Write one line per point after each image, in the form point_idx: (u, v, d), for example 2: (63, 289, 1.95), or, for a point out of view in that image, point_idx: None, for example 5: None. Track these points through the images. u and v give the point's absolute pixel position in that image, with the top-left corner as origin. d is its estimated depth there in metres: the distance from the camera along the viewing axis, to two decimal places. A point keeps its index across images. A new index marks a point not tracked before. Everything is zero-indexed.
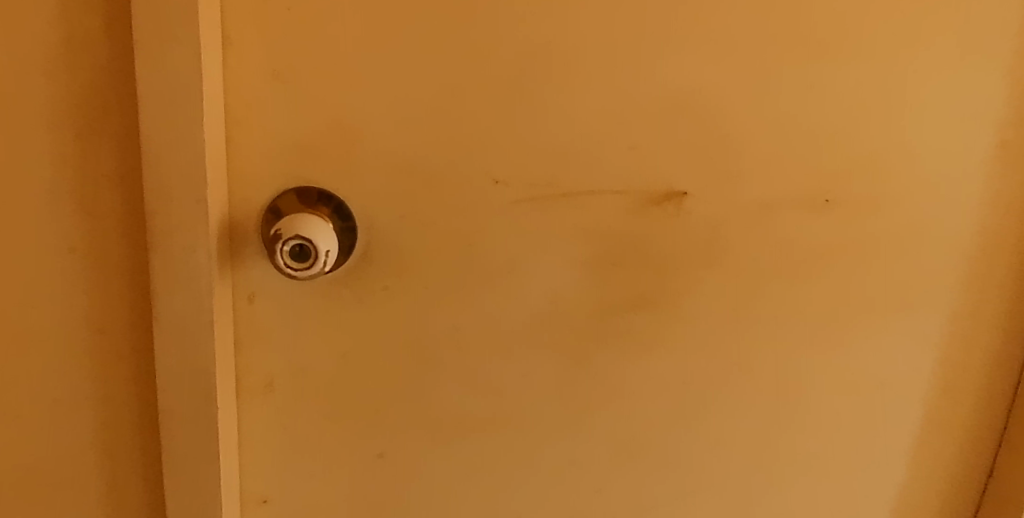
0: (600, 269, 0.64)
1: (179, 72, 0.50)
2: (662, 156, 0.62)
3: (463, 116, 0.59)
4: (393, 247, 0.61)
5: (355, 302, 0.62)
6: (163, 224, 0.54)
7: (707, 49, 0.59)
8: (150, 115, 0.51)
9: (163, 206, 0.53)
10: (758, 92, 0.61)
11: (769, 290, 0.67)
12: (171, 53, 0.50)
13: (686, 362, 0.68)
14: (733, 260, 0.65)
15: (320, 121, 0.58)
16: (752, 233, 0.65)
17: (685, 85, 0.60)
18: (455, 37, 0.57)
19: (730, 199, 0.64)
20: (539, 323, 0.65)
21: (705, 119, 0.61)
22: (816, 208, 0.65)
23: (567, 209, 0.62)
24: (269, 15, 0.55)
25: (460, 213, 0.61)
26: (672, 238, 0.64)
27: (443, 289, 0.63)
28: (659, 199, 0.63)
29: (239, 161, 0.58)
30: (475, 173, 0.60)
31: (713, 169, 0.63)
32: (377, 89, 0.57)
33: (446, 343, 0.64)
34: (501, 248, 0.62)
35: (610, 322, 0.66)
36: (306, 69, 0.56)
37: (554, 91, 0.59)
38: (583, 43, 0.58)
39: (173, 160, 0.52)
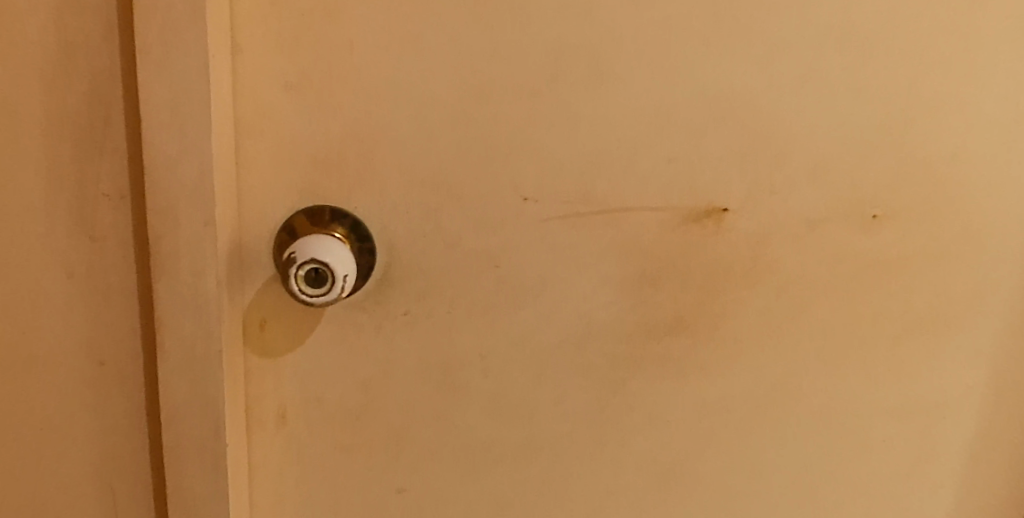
0: (635, 291, 0.60)
1: (185, 84, 0.47)
2: (702, 169, 0.57)
3: (489, 128, 0.55)
4: (414, 269, 0.57)
5: (374, 328, 0.58)
6: (168, 248, 0.50)
7: (749, 52, 0.55)
8: (154, 131, 0.48)
9: (167, 229, 0.50)
10: (803, 99, 0.56)
11: (815, 312, 0.62)
12: (178, 63, 0.46)
13: (727, 389, 0.63)
14: (777, 280, 0.61)
15: (337, 135, 0.54)
16: (798, 251, 0.60)
17: (725, 92, 0.56)
18: (480, 41, 0.53)
19: (774, 214, 0.59)
20: (570, 348, 0.60)
21: (748, 129, 0.57)
22: (865, 225, 0.60)
23: (599, 227, 0.58)
24: (281, 21, 0.51)
25: (486, 232, 0.57)
26: (711, 257, 0.60)
27: (468, 313, 0.58)
28: (698, 215, 0.58)
29: (249, 179, 0.54)
30: (502, 189, 0.56)
31: (755, 182, 0.58)
32: (398, 99, 0.53)
33: (471, 371, 0.60)
34: (530, 269, 0.58)
35: (645, 346, 0.61)
36: (322, 78, 0.52)
37: (587, 99, 0.55)
38: (617, 48, 0.54)
39: (178, 178, 0.48)
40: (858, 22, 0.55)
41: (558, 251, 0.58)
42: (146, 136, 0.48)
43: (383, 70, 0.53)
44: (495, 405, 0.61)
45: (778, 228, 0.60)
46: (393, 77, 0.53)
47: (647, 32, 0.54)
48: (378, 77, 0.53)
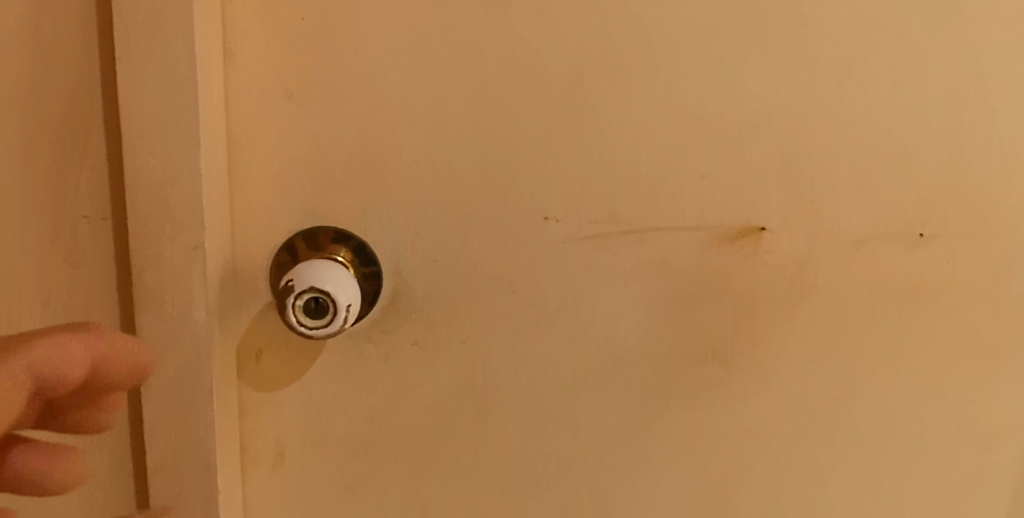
0: (664, 317, 0.55)
1: (170, 93, 0.42)
2: (739, 184, 0.52)
3: (506, 141, 0.50)
4: (424, 296, 0.52)
5: (381, 359, 0.53)
6: (152, 274, 0.45)
7: (791, 56, 0.50)
8: (136, 147, 0.43)
9: (151, 253, 0.45)
10: (849, 108, 0.51)
11: (860, 340, 0.57)
12: (163, 71, 0.42)
13: (762, 422, 0.58)
14: (818, 305, 0.56)
15: (340, 149, 0.49)
16: (841, 274, 0.55)
17: (764, 101, 0.51)
18: (496, 45, 0.48)
19: (815, 234, 0.54)
20: (593, 380, 0.55)
21: (788, 142, 0.52)
22: (914, 245, 0.55)
23: (626, 248, 0.53)
24: (278, 24, 0.47)
25: (503, 254, 0.52)
26: (747, 281, 0.55)
27: (483, 342, 0.54)
28: (734, 234, 0.53)
29: (244, 198, 0.50)
30: (520, 207, 0.51)
31: (795, 198, 0.53)
32: (407, 110, 0.49)
33: (486, 404, 0.55)
34: (550, 295, 0.53)
35: (675, 377, 0.56)
36: (324, 87, 0.48)
37: (613, 109, 0.50)
38: (647, 52, 0.49)
39: (164, 198, 0.44)
40: (911, 24, 0.50)
41: (582, 274, 0.53)
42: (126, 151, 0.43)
43: (390, 77, 0.48)
44: (511, 440, 0.56)
45: (821, 249, 0.55)
46: (402, 85, 0.48)
47: (678, 35, 0.49)
48: (386, 85, 0.48)
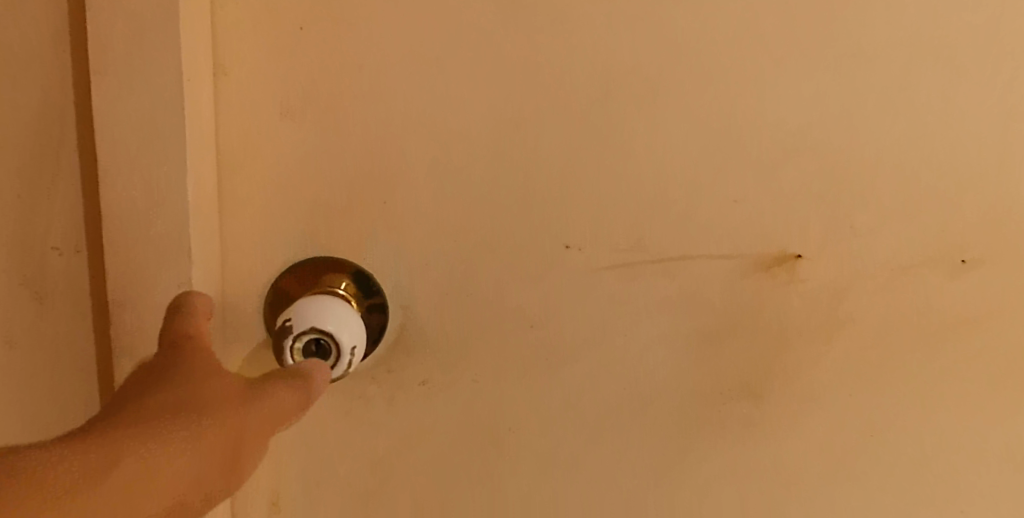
0: (693, 352, 0.51)
1: (152, 113, 0.38)
2: (775, 209, 0.48)
3: (525, 164, 0.46)
4: (435, 332, 0.48)
5: (387, 399, 0.49)
6: (133, 314, 0.42)
7: (833, 72, 0.46)
8: (115, 174, 0.39)
9: (133, 291, 0.41)
10: (894, 129, 0.47)
11: (900, 376, 0.53)
12: (143, 89, 0.37)
13: (795, 460, 0.54)
14: (857, 338, 0.52)
15: (343, 173, 0.45)
16: (881, 303, 0.51)
17: (802, 119, 0.47)
18: (515, 58, 0.44)
19: (853, 261, 0.50)
20: (615, 420, 0.51)
21: (827, 164, 0.48)
22: (952, 272, 0.50)
23: (655, 279, 0.49)
24: (275, 35, 0.42)
25: (520, 286, 0.48)
26: (781, 313, 0.51)
27: (498, 381, 0.50)
28: (768, 261, 0.49)
29: (235, 227, 0.45)
30: (539, 235, 0.47)
31: (836, 222, 0.49)
32: (417, 128, 0.44)
33: (501, 447, 0.51)
34: (572, 330, 0.49)
35: (703, 416, 0.52)
36: (325, 103, 0.44)
37: (640, 127, 0.46)
38: (678, 67, 0.45)
39: (146, 231, 0.40)
40: (965, 38, 0.46)
41: (606, 308, 0.49)
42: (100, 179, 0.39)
43: (398, 94, 0.44)
44: (526, 484, 0.53)
45: (862, 278, 0.50)
46: (410, 102, 0.44)
47: (711, 48, 0.45)
48: (394, 101, 0.44)
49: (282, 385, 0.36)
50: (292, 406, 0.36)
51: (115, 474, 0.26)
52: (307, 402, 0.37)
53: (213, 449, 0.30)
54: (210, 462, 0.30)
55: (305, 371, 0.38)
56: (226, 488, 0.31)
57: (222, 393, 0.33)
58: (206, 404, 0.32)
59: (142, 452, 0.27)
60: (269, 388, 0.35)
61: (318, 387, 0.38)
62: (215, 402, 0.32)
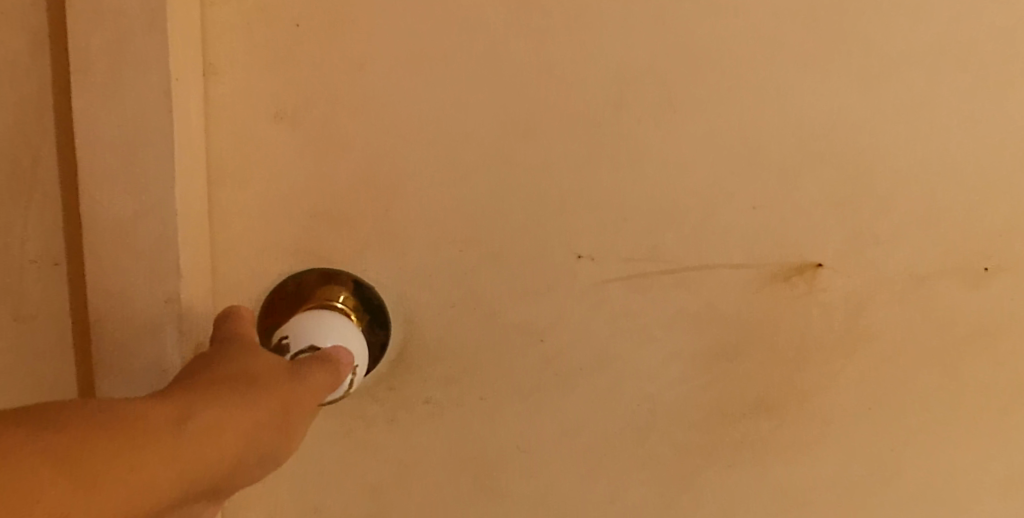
0: (708, 366, 0.48)
1: (137, 119, 0.35)
2: (796, 216, 0.46)
3: (534, 170, 0.43)
4: (439, 348, 0.46)
5: (387, 419, 0.47)
6: (116, 336, 0.39)
7: (861, 71, 0.43)
8: (97, 184, 0.36)
9: (117, 313, 0.38)
10: (920, 132, 0.44)
11: (925, 391, 0.50)
12: (127, 93, 0.35)
13: (814, 477, 0.52)
14: (879, 351, 0.49)
15: (342, 180, 0.42)
16: (900, 310, 0.48)
17: (823, 121, 0.44)
18: (524, 58, 0.41)
19: (873, 269, 0.47)
20: (627, 437, 0.49)
21: (849, 167, 0.45)
22: (971, 280, 0.48)
23: (669, 290, 0.46)
24: (270, 32, 0.40)
25: (529, 299, 0.45)
26: (801, 325, 0.48)
27: (505, 399, 0.47)
28: (787, 271, 0.47)
29: (226, 237, 0.43)
30: (550, 245, 0.45)
31: (859, 229, 0.46)
32: (420, 132, 0.42)
33: (508, 468, 0.49)
34: (583, 344, 0.47)
35: (719, 432, 0.50)
36: (323, 106, 0.41)
37: (656, 130, 0.43)
38: (696, 67, 0.42)
39: (132, 245, 0.37)
40: (1002, 34, 0.42)
41: (618, 321, 0.46)
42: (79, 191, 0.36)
43: (399, 96, 0.41)
44: (534, 503, 0.50)
45: (884, 288, 0.48)
46: (412, 105, 0.41)
47: (731, 46, 0.42)
48: (395, 103, 0.41)
49: (316, 363, 0.36)
50: (326, 383, 0.35)
51: (185, 427, 0.27)
52: (336, 379, 0.36)
53: (269, 410, 0.31)
54: (264, 421, 0.31)
55: (328, 355, 0.37)
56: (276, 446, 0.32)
57: (268, 367, 0.34)
58: (254, 375, 0.32)
59: (209, 410, 0.29)
60: (304, 368, 0.35)
61: (342, 370, 0.37)
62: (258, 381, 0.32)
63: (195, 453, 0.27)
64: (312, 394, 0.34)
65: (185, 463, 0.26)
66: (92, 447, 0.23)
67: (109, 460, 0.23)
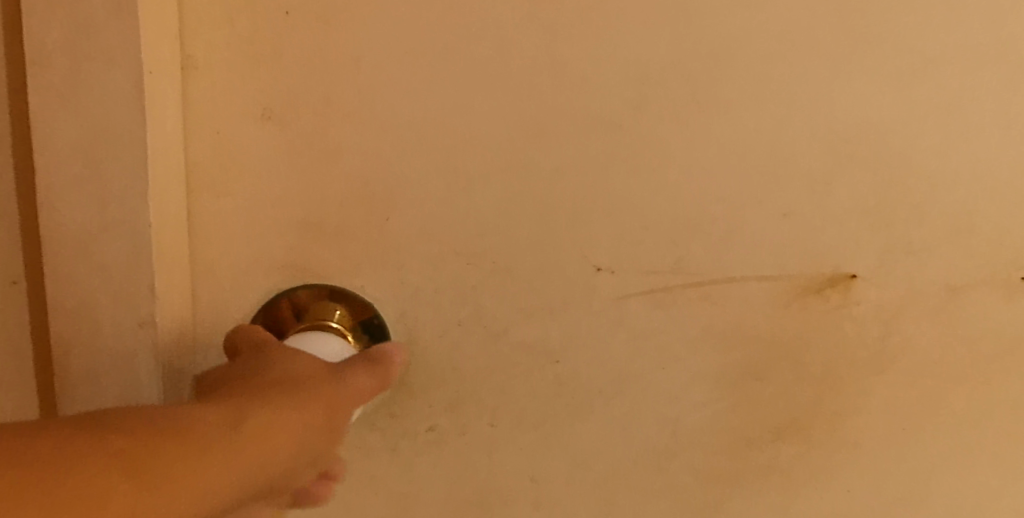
0: (733, 386, 0.45)
1: (102, 122, 0.31)
2: (831, 224, 0.42)
3: (549, 175, 0.39)
4: (445, 371, 0.42)
5: (388, 448, 0.43)
6: (83, 365, 0.35)
7: (903, 65, 0.39)
8: (59, 193, 0.32)
9: (82, 341, 0.34)
10: (966, 131, 0.41)
11: (965, 413, 0.46)
12: (90, 90, 0.30)
13: (846, 504, 0.49)
14: (916, 370, 0.45)
15: (338, 187, 0.38)
16: (938, 324, 0.44)
17: (861, 122, 0.40)
18: (538, 51, 0.37)
19: (911, 282, 0.43)
20: (647, 464, 0.46)
21: (889, 170, 0.41)
22: (1013, 292, 0.44)
23: (694, 303, 0.43)
24: (257, 22, 0.35)
25: (543, 315, 0.42)
26: (833, 342, 0.44)
27: (516, 426, 0.44)
28: (820, 284, 0.43)
29: (208, 251, 0.39)
30: (566, 258, 0.41)
31: (896, 236, 0.42)
32: (424, 133, 0.38)
33: (519, 499, 0.45)
34: (602, 364, 0.43)
35: (745, 457, 0.47)
36: (316, 104, 0.37)
37: (681, 130, 0.39)
38: (724, 63, 0.38)
39: (100, 262, 0.33)
40: None
41: (638, 340, 0.43)
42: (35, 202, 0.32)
43: (401, 93, 0.37)
44: None
45: (923, 301, 0.44)
46: (416, 104, 0.37)
47: (763, 38, 0.38)
48: (396, 101, 0.37)
49: (360, 366, 0.35)
50: (366, 387, 0.34)
51: (237, 432, 0.27)
52: (377, 384, 0.36)
53: (314, 417, 0.30)
54: (310, 427, 0.30)
55: (367, 359, 0.36)
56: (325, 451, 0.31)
57: (311, 373, 0.33)
58: (300, 381, 0.32)
59: (258, 415, 0.28)
60: (344, 370, 0.34)
61: (382, 376, 0.36)
62: (303, 385, 0.31)
63: (247, 460, 0.26)
64: (355, 399, 0.34)
65: (237, 468, 0.26)
66: (148, 455, 0.23)
67: (160, 467, 0.23)
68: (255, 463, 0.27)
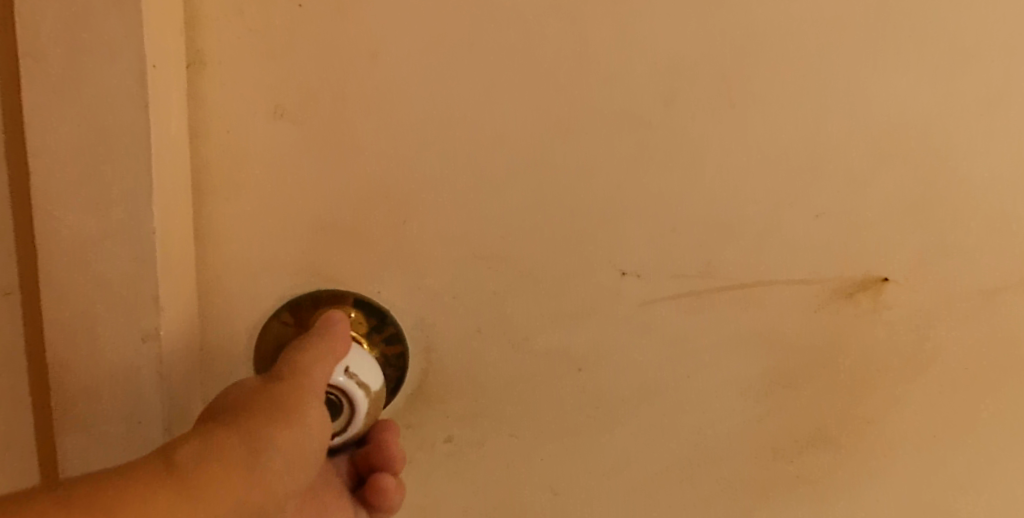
0: (760, 395, 0.43)
1: (99, 119, 0.29)
2: (865, 225, 0.40)
3: (574, 174, 0.37)
4: (464, 380, 0.40)
5: (404, 460, 0.42)
6: (82, 382, 0.33)
7: (944, 60, 0.37)
8: (59, 197, 0.30)
9: (81, 352, 0.32)
10: (1007, 128, 0.39)
11: (1001, 421, 0.45)
12: (87, 86, 0.28)
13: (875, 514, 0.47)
14: (950, 376, 0.44)
15: (353, 188, 0.37)
16: (974, 329, 0.43)
17: (897, 117, 0.38)
18: (564, 44, 0.35)
19: (944, 285, 0.42)
20: (671, 475, 0.44)
21: (928, 170, 0.39)
22: None
23: (723, 309, 0.41)
24: (268, 14, 0.34)
25: (566, 321, 0.40)
26: (866, 348, 0.43)
27: (537, 437, 0.42)
28: (852, 287, 0.41)
29: (216, 255, 0.37)
30: (591, 261, 0.39)
31: (930, 237, 0.41)
32: (444, 131, 0.36)
33: (538, 511, 0.44)
34: (626, 372, 0.41)
35: (772, 468, 0.45)
36: (331, 101, 0.35)
37: (713, 129, 0.38)
38: (758, 57, 0.37)
39: (102, 269, 0.31)
40: None
41: (664, 347, 0.41)
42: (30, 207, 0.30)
43: (419, 89, 0.35)
44: None
45: (959, 305, 0.42)
46: (435, 100, 0.36)
47: (799, 31, 0.36)
48: (416, 98, 0.35)
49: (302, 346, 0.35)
50: (323, 362, 0.34)
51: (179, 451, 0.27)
52: (336, 352, 0.35)
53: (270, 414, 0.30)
54: (268, 423, 0.30)
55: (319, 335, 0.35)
56: (299, 435, 0.31)
57: (256, 382, 0.33)
58: (244, 394, 0.32)
59: (201, 433, 0.29)
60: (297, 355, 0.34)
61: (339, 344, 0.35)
62: (256, 392, 0.32)
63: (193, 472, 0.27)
64: (315, 379, 0.33)
65: (186, 482, 0.26)
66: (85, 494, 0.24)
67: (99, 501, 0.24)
68: (208, 473, 0.27)
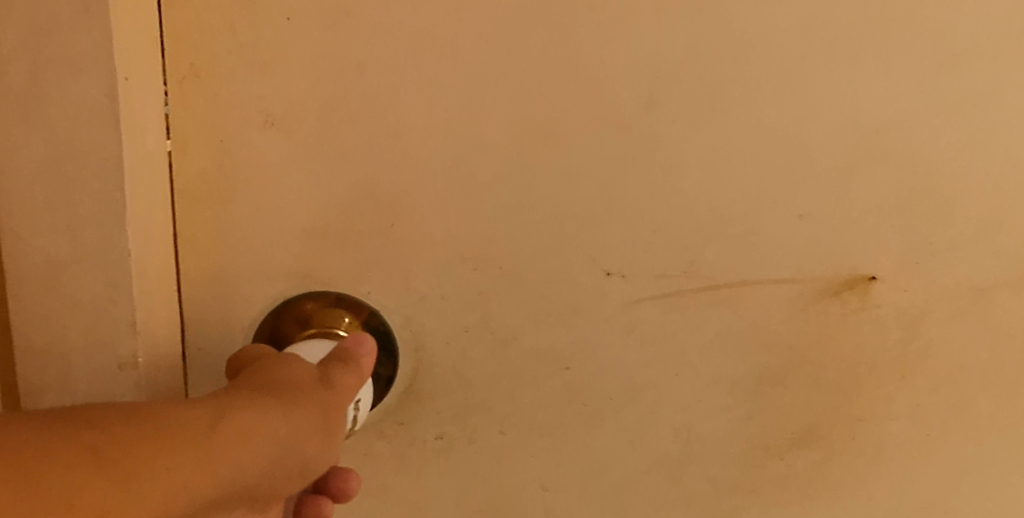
0: (747, 392, 0.44)
1: (74, 139, 0.30)
2: (847, 225, 0.41)
3: (557, 178, 0.39)
4: (454, 378, 0.42)
5: (397, 457, 0.43)
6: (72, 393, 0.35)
7: (922, 62, 0.38)
8: (44, 212, 0.31)
9: (75, 358, 0.34)
10: (987, 127, 0.39)
11: (990, 415, 0.45)
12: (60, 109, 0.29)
13: (866, 507, 0.47)
14: (939, 372, 0.44)
15: (342, 193, 0.38)
16: (960, 325, 0.43)
17: (879, 119, 0.39)
18: (543, 52, 0.36)
19: (930, 283, 0.42)
20: (660, 471, 0.45)
21: (909, 170, 0.40)
22: None
23: (707, 308, 0.42)
24: (254, 31, 0.35)
25: (551, 321, 0.41)
26: (853, 346, 0.43)
27: (526, 434, 0.43)
28: (837, 286, 0.42)
29: (211, 260, 0.39)
30: (575, 262, 0.40)
31: (914, 235, 0.41)
32: (428, 138, 0.37)
33: (527, 507, 0.45)
34: (612, 371, 0.42)
35: (761, 464, 0.45)
36: (319, 110, 0.36)
37: (692, 132, 0.38)
38: (740, 62, 0.37)
39: (91, 280, 0.32)
40: None
41: (649, 346, 0.42)
42: (16, 220, 0.31)
43: (403, 98, 0.37)
44: None
45: (945, 302, 0.42)
46: (421, 108, 0.37)
47: (776, 36, 0.37)
48: (400, 106, 0.37)
49: (343, 363, 0.34)
50: (353, 385, 0.34)
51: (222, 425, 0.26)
52: (363, 375, 0.35)
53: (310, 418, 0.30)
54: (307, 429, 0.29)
55: (352, 353, 0.35)
56: (324, 451, 0.31)
57: (297, 373, 0.32)
58: (286, 380, 0.31)
59: (245, 408, 0.27)
60: (331, 369, 0.33)
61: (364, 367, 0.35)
62: (299, 386, 0.31)
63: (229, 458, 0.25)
64: (346, 397, 0.33)
65: (219, 468, 0.25)
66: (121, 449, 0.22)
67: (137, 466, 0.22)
68: (241, 461, 0.26)
